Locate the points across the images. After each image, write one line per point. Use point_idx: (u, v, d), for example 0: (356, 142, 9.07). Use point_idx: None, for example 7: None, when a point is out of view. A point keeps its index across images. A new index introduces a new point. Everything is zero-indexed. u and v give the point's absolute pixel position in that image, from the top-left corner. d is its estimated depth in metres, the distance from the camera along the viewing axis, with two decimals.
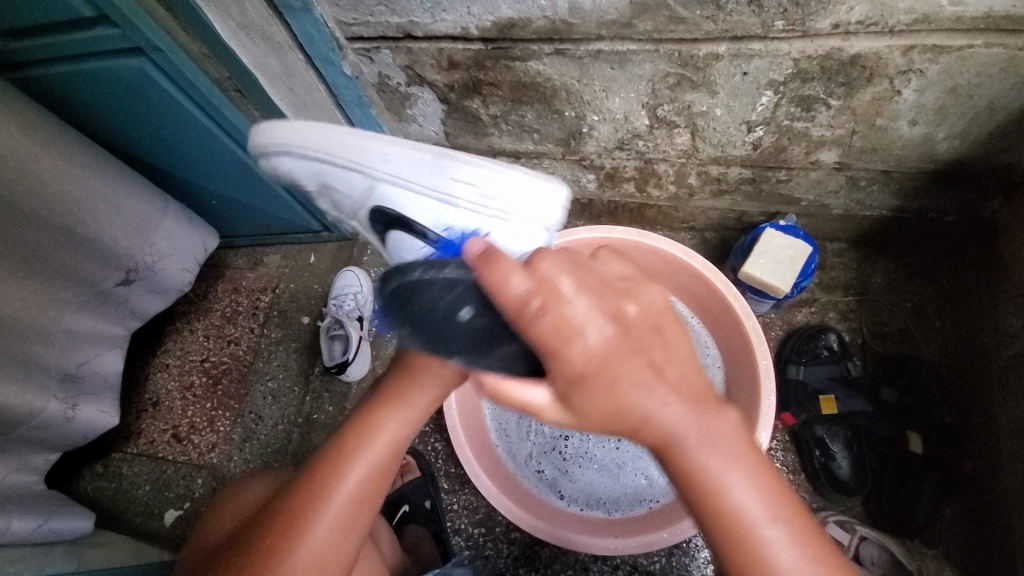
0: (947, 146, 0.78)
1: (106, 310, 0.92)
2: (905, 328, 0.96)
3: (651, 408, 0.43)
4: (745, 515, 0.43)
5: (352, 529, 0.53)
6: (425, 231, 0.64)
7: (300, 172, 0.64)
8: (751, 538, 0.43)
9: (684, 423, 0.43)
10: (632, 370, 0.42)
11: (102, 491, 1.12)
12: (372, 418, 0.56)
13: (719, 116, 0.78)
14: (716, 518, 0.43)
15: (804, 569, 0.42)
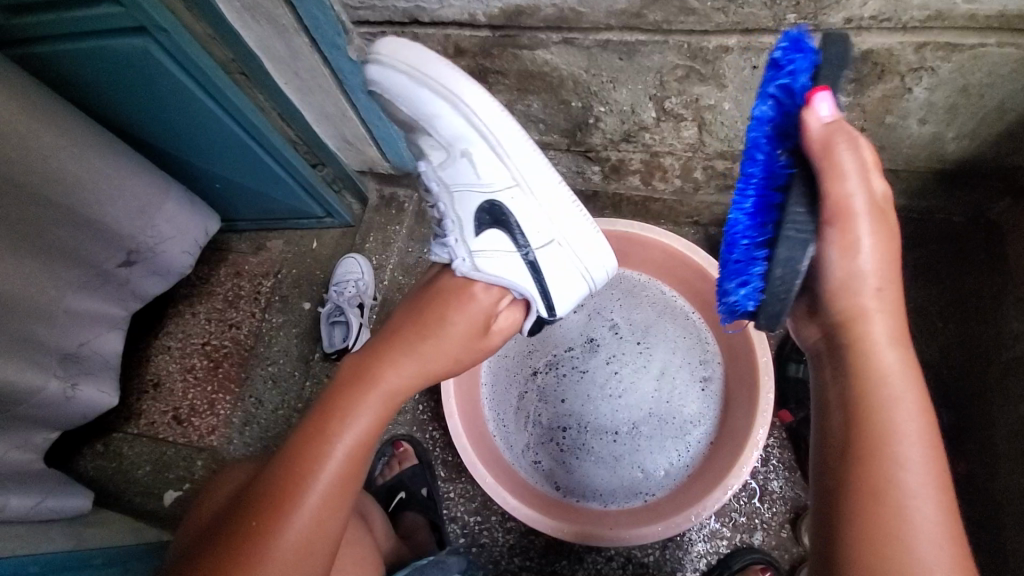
0: (956, 145, 0.77)
1: (107, 290, 0.92)
2: (908, 330, 0.94)
3: (878, 337, 0.46)
4: (898, 468, 0.43)
5: (333, 511, 0.54)
6: (536, 275, 0.70)
7: (479, 159, 0.67)
8: (897, 483, 0.43)
9: (889, 352, 0.46)
10: (875, 240, 0.46)
11: (102, 470, 1.13)
12: (361, 394, 0.58)
13: (727, 109, 0.78)
14: (879, 467, 0.43)
15: (938, 525, 0.42)
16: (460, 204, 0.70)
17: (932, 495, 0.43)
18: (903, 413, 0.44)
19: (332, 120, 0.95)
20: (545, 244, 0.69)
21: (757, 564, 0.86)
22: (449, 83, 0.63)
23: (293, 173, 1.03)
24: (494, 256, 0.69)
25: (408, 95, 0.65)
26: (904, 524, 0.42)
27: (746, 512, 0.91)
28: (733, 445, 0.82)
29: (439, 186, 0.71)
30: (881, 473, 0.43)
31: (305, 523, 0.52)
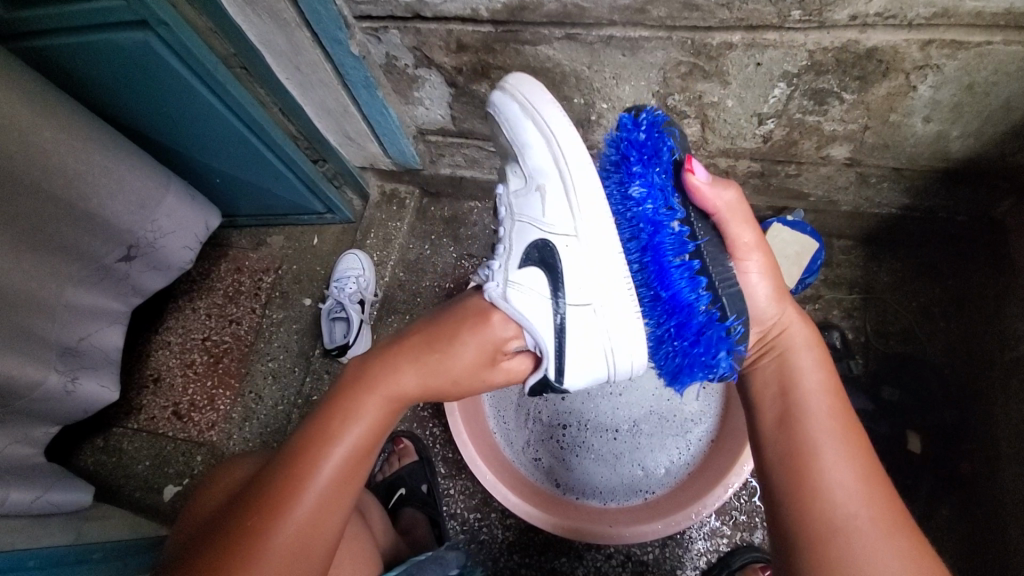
0: (960, 144, 0.77)
1: (107, 285, 0.92)
2: (909, 327, 0.95)
3: (803, 366, 0.59)
4: (815, 440, 0.54)
5: (330, 514, 0.53)
6: (560, 331, 0.62)
7: (550, 197, 0.64)
8: (824, 479, 0.51)
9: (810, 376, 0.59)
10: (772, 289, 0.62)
11: (102, 465, 1.13)
12: (364, 395, 0.58)
13: (730, 107, 0.77)
14: (801, 441, 0.54)
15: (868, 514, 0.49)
16: (517, 235, 0.68)
17: (859, 489, 0.51)
18: (820, 414, 0.55)
19: (333, 115, 0.95)
20: (580, 305, 0.62)
21: (756, 563, 0.85)
22: (551, 119, 0.64)
23: (294, 169, 1.03)
24: (528, 296, 0.64)
25: (506, 118, 0.66)
26: (829, 508, 0.50)
27: (746, 510, 0.91)
28: (734, 444, 0.82)
29: (509, 212, 0.70)
30: (802, 443, 0.54)
31: (301, 528, 0.51)
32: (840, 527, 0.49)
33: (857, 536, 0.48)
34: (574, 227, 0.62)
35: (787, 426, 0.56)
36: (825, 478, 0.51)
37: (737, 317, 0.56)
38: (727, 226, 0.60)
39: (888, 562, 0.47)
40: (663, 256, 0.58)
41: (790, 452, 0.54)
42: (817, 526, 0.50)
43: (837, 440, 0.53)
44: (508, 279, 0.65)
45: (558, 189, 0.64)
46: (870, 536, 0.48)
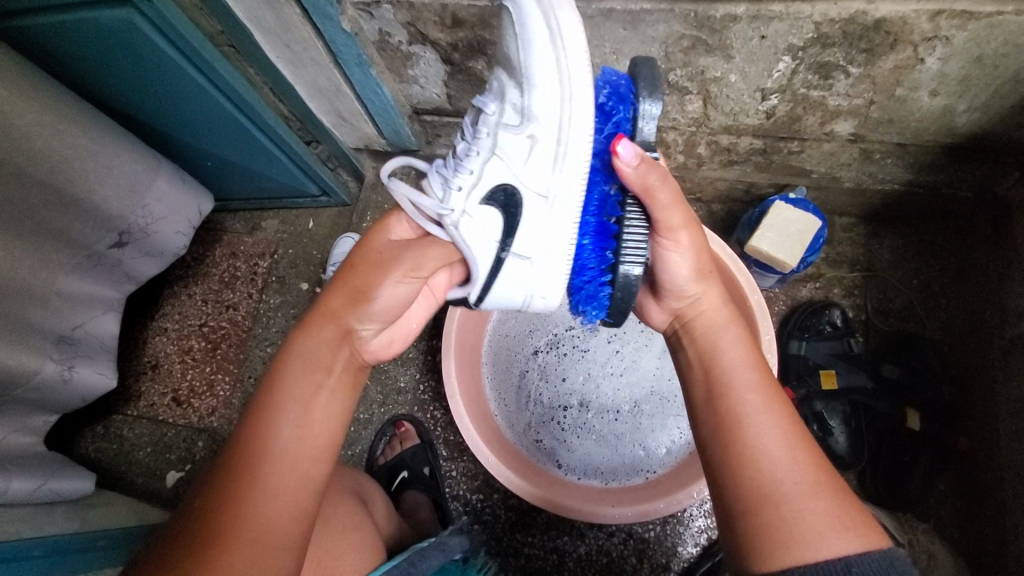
0: (966, 119, 0.76)
1: (100, 272, 0.91)
2: (910, 305, 0.96)
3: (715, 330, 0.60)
4: (740, 412, 0.52)
5: (298, 491, 0.50)
6: (496, 264, 0.64)
7: (538, 162, 0.60)
8: (751, 445, 0.50)
9: (727, 343, 0.58)
10: (696, 253, 0.61)
11: (103, 452, 1.13)
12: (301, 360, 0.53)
13: (733, 82, 0.76)
14: (728, 415, 0.53)
15: (797, 475, 0.48)
16: (489, 167, 0.61)
17: (785, 451, 0.50)
18: (739, 379, 0.55)
19: (326, 94, 0.92)
20: (521, 255, 0.63)
21: None
22: (575, 61, 0.57)
23: (286, 150, 1.00)
24: (475, 233, 0.62)
25: (522, 26, 0.57)
26: (758, 476, 0.49)
27: None
28: None
29: (490, 135, 0.61)
30: (730, 417, 0.53)
31: (273, 496, 0.48)
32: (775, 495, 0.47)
33: (787, 499, 0.47)
34: (552, 192, 0.61)
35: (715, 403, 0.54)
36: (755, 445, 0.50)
37: (614, 294, 0.61)
38: (653, 206, 0.57)
39: (816, 517, 0.46)
40: (588, 210, 0.62)
41: (718, 427, 0.53)
42: (751, 494, 0.48)
43: (760, 408, 0.52)
44: (464, 211, 0.62)
45: (552, 148, 0.59)
46: (798, 500, 0.47)
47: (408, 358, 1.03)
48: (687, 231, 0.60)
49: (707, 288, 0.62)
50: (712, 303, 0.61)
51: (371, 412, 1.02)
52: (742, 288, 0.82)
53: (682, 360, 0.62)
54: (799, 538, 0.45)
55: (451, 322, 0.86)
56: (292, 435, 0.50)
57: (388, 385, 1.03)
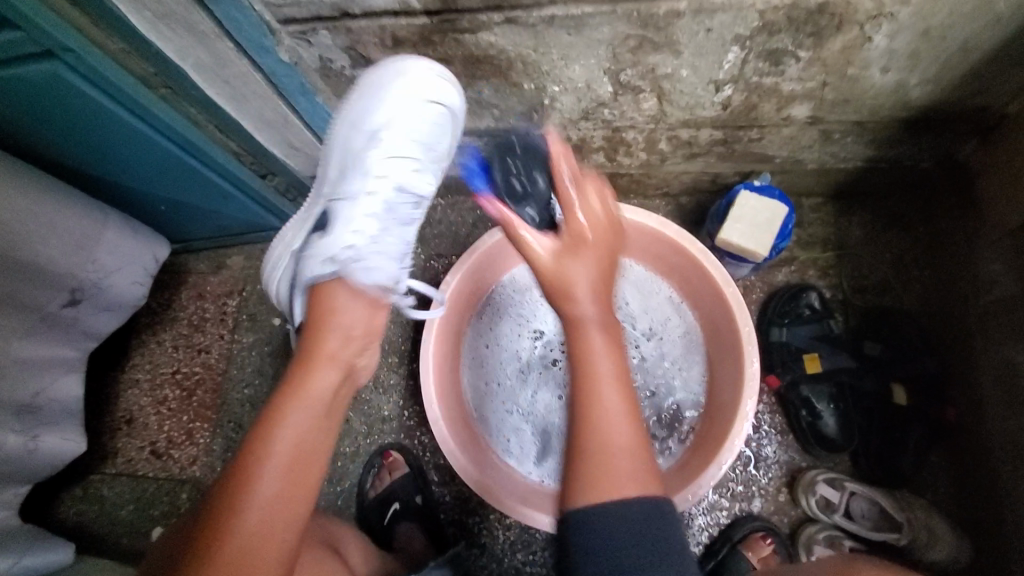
0: (919, 91, 0.75)
1: (58, 335, 0.84)
2: (884, 280, 0.96)
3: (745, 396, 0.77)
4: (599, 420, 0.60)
5: (270, 537, 0.59)
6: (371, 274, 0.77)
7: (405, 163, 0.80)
8: (597, 433, 0.59)
9: (746, 404, 0.77)
10: (739, 374, 0.80)
11: (84, 515, 1.09)
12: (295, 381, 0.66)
13: (685, 77, 0.75)
14: (582, 377, 0.62)
15: (633, 460, 0.58)
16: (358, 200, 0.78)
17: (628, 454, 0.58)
18: (598, 359, 0.62)
19: (274, 126, 0.89)
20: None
21: (757, 532, 0.86)
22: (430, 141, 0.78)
23: (239, 185, 0.97)
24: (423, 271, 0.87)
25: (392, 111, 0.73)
26: (605, 460, 0.58)
27: (742, 481, 0.90)
28: (721, 414, 0.81)
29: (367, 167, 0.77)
30: (591, 414, 0.60)
31: (257, 535, 0.58)
32: (613, 478, 0.57)
33: (616, 464, 0.57)
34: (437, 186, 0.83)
35: (581, 398, 0.61)
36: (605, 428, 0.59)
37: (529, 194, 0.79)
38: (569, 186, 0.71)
39: (626, 467, 0.57)
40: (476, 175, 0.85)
41: (584, 443, 0.59)
42: (597, 451, 0.58)
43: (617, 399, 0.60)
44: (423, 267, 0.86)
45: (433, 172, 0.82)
46: (623, 458, 0.58)
47: (390, 384, 1.01)
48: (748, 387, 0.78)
49: (743, 390, 0.78)
50: (738, 375, 0.80)
51: (358, 445, 0.99)
52: (716, 280, 0.83)
53: (727, 393, 0.82)
54: (607, 477, 0.57)
55: (428, 345, 0.84)
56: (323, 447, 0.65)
57: (371, 414, 1.00)
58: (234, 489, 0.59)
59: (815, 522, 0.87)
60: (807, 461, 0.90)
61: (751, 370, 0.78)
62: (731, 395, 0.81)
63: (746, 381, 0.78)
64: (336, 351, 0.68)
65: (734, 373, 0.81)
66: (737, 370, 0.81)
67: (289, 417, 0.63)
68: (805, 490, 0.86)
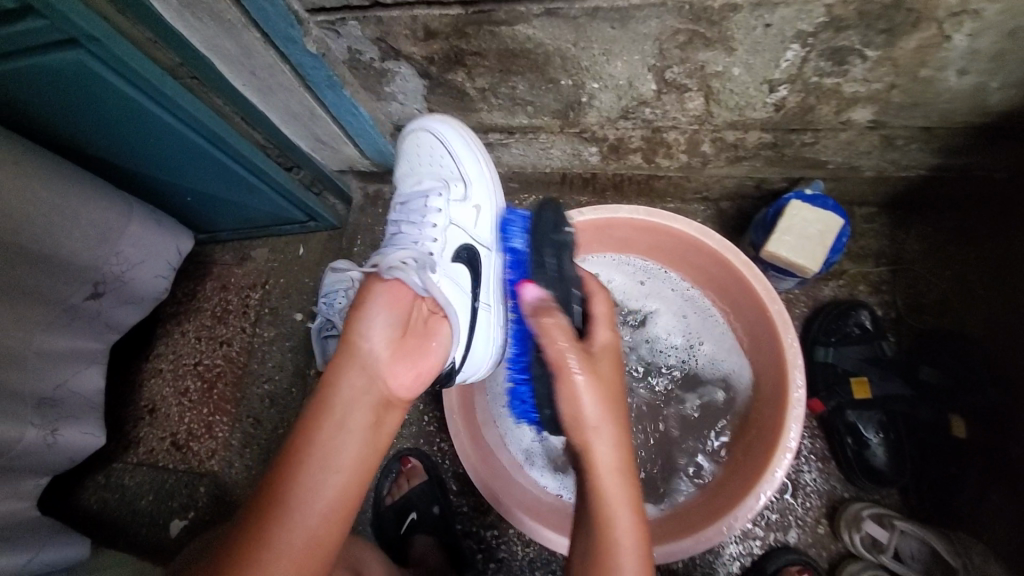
0: (1000, 96, 0.68)
1: (80, 326, 0.84)
2: (944, 299, 0.89)
3: (788, 424, 0.72)
4: (598, 489, 0.57)
5: None
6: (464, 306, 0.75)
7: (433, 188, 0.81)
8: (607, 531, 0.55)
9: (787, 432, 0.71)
10: (781, 401, 0.74)
11: (106, 503, 1.09)
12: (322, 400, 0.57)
13: (736, 76, 0.69)
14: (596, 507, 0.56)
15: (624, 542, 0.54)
16: (449, 234, 0.78)
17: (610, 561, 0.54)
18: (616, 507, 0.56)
19: (301, 120, 0.87)
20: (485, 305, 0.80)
21: (793, 565, 0.80)
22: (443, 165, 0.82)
23: (266, 180, 0.96)
24: (454, 288, 0.74)
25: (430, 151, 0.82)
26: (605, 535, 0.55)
27: (778, 509, 0.85)
28: (762, 439, 0.76)
29: (442, 211, 0.78)
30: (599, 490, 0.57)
31: None
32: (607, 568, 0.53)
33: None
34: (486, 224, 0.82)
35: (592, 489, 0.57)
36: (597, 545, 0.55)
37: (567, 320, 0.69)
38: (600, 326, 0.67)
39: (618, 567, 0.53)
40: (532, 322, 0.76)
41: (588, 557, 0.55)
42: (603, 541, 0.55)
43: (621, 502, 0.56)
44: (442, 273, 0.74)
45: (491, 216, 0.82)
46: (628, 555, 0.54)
47: None
48: (790, 414, 0.72)
49: (786, 417, 0.72)
50: (779, 401, 0.74)
51: None
52: (759, 297, 0.77)
53: (768, 418, 0.76)
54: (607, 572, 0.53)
55: None
56: (349, 458, 0.55)
57: None
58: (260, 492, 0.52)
59: (856, 558, 0.81)
60: (849, 492, 0.85)
61: (794, 395, 0.73)
62: (771, 420, 0.75)
63: (788, 406, 0.72)
64: (369, 360, 0.59)
65: (777, 397, 0.75)
66: (779, 395, 0.75)
67: (310, 430, 0.55)
68: (848, 525, 0.80)
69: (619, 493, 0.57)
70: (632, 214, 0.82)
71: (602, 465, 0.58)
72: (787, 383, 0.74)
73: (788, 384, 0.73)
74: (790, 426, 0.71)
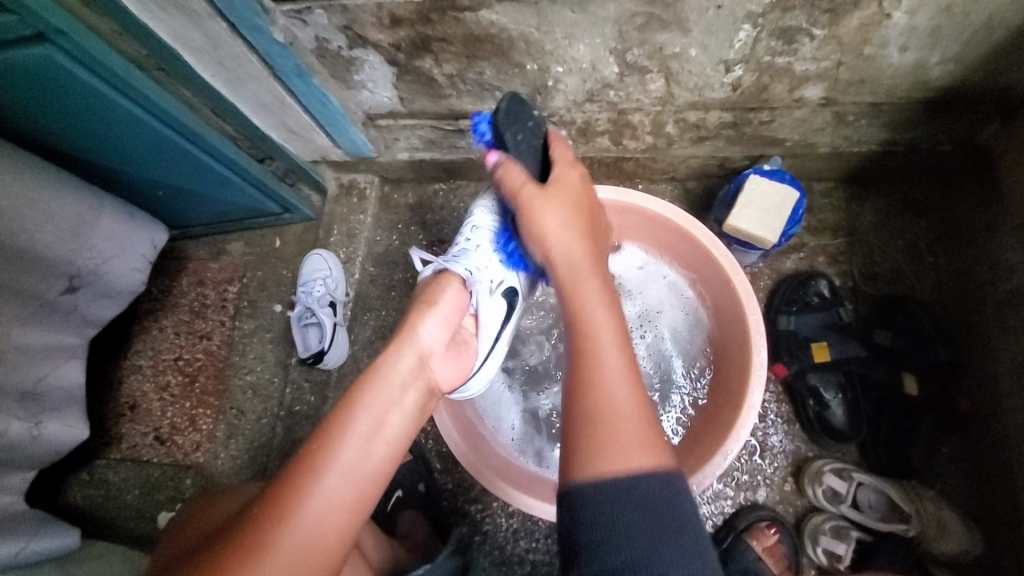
0: (940, 71, 0.72)
1: (56, 320, 0.83)
2: (897, 268, 0.94)
3: (753, 388, 0.75)
4: (602, 388, 0.55)
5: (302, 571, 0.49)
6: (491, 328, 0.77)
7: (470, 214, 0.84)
8: (600, 396, 0.54)
9: (750, 395, 0.75)
10: (744, 368, 0.78)
11: (91, 499, 1.09)
12: (376, 366, 0.61)
13: (694, 56, 0.72)
14: (583, 377, 0.56)
15: (623, 386, 0.55)
16: None
17: (625, 387, 0.55)
18: (611, 384, 0.55)
19: (271, 109, 0.87)
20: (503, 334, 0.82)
21: (761, 521, 0.85)
22: None
23: (239, 171, 0.96)
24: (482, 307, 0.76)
25: None
26: (608, 423, 0.53)
27: (748, 470, 0.89)
28: (728, 402, 0.80)
29: None
30: (583, 343, 0.58)
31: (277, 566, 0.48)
32: (612, 425, 0.53)
33: (607, 433, 0.52)
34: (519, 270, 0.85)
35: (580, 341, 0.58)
36: (590, 399, 0.54)
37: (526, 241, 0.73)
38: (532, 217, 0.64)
39: (626, 428, 0.52)
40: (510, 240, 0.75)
41: (585, 409, 0.54)
42: (592, 407, 0.54)
43: (617, 365, 0.56)
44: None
45: None
46: (629, 420, 0.53)
47: None
48: (755, 379, 0.75)
49: (750, 380, 0.76)
50: (742, 368, 0.78)
51: None
52: (723, 269, 0.81)
53: (733, 384, 0.80)
54: (612, 443, 0.52)
55: None
56: (398, 433, 0.58)
57: None
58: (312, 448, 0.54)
59: (821, 511, 0.86)
60: (813, 451, 0.89)
61: (758, 361, 0.76)
62: (735, 386, 0.79)
63: (751, 371, 0.76)
64: (420, 341, 0.64)
65: (741, 363, 0.79)
66: (743, 362, 0.78)
67: (369, 400, 0.58)
68: (811, 480, 0.85)
69: (616, 362, 0.57)
70: (599, 193, 0.84)
71: (611, 367, 0.56)
72: (749, 350, 0.77)
73: (750, 351, 0.77)
74: (755, 391, 0.75)
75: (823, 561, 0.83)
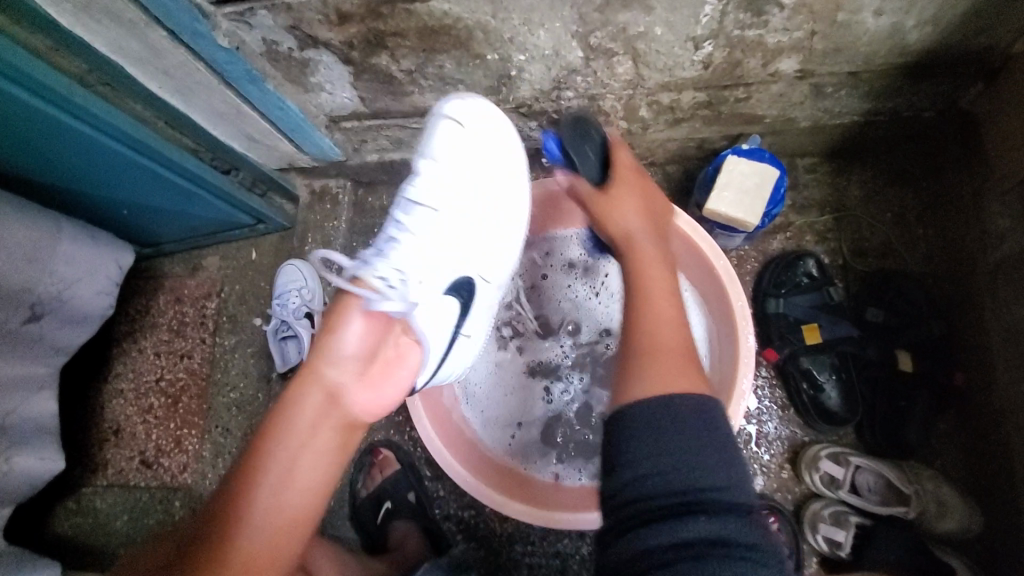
0: (916, 35, 0.69)
1: (21, 352, 0.81)
2: (887, 241, 0.91)
3: (742, 378, 0.73)
4: (655, 309, 0.64)
5: None
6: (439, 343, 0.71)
7: None
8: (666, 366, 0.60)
9: (741, 385, 0.73)
10: (733, 360, 0.75)
11: (80, 528, 1.07)
12: (289, 400, 0.56)
13: (660, 35, 0.68)
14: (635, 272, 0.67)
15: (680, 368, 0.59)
16: None
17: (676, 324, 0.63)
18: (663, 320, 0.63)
19: (228, 119, 0.84)
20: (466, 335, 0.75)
21: (761, 511, 0.83)
22: None
23: (203, 185, 0.93)
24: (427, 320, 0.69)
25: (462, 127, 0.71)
26: (653, 305, 0.64)
27: (744, 460, 0.87)
28: (718, 391, 0.77)
29: None
30: (645, 284, 0.66)
31: None
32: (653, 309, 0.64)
33: (678, 361, 0.60)
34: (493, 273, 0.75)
35: (637, 289, 0.66)
36: (649, 322, 0.63)
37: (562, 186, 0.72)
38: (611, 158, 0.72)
39: (657, 380, 0.57)
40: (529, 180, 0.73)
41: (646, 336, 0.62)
42: (650, 346, 0.61)
43: (669, 313, 0.64)
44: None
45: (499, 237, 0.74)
46: (674, 356, 0.61)
47: None
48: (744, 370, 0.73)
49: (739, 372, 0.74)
50: (731, 359, 0.76)
51: None
52: (706, 255, 0.78)
53: (723, 375, 0.78)
54: (637, 372, 0.59)
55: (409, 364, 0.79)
56: (315, 479, 0.56)
57: None
58: (233, 496, 0.54)
59: (820, 497, 0.84)
60: (808, 436, 0.87)
61: (746, 350, 0.74)
62: (726, 376, 0.77)
63: (740, 362, 0.74)
64: (331, 375, 0.57)
65: (730, 355, 0.77)
66: (732, 352, 0.76)
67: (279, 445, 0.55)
68: (808, 466, 0.83)
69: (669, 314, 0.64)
70: None
71: (670, 346, 0.61)
72: (738, 339, 0.75)
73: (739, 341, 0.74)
74: (741, 382, 0.73)
75: (824, 548, 0.81)
